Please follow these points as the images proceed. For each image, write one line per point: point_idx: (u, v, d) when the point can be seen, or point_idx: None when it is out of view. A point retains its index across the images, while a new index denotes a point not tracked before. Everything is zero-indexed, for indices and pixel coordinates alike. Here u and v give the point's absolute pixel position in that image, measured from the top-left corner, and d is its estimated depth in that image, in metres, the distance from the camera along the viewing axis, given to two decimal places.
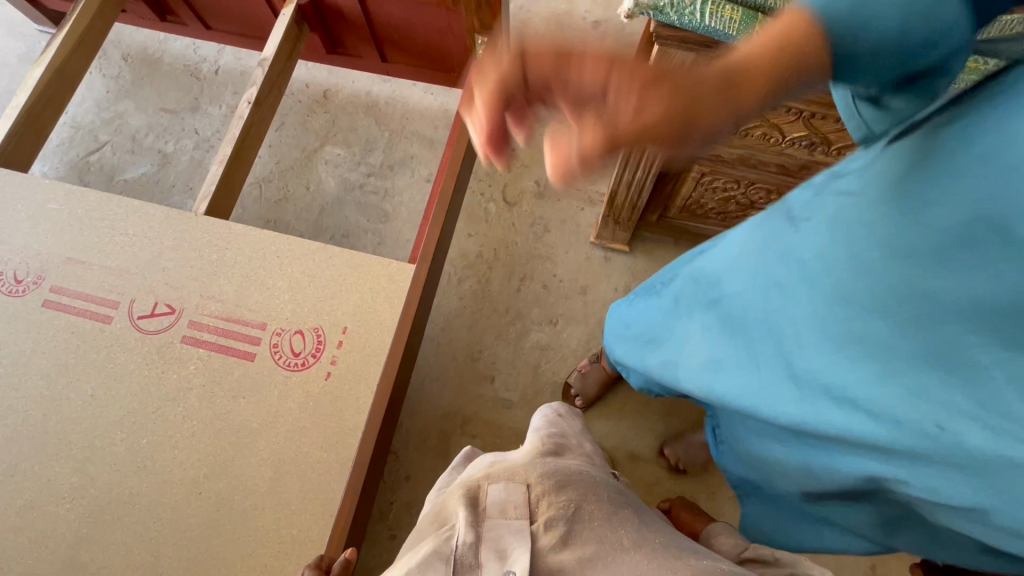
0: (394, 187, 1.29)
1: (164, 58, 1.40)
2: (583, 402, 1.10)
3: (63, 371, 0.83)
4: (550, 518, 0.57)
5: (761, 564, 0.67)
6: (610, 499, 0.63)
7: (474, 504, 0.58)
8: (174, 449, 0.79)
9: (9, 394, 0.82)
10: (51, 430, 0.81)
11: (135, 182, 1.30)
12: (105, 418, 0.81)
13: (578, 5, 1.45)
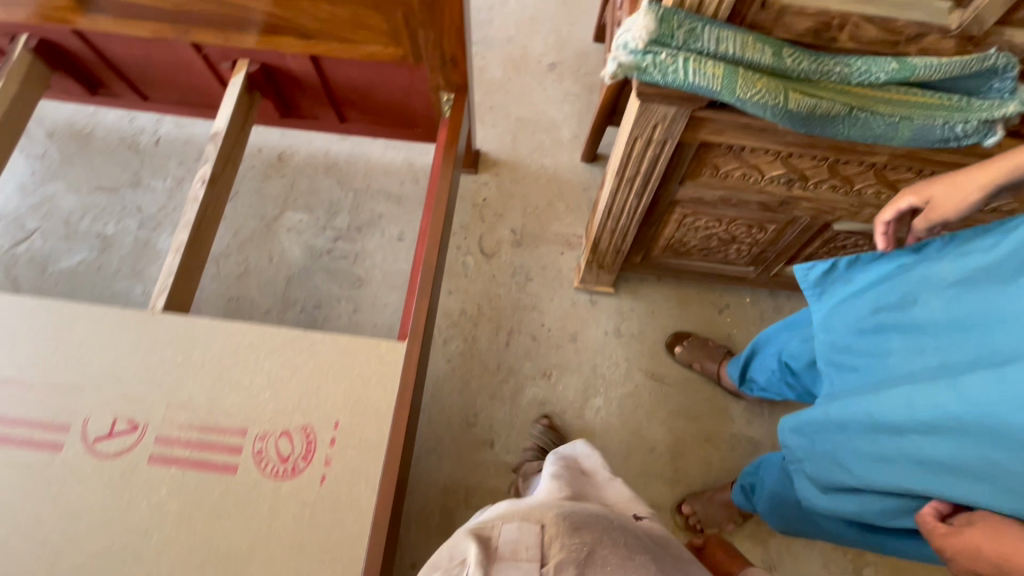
0: (365, 249, 1.23)
1: (96, 132, 1.30)
2: (682, 349, 1.14)
3: (9, 517, 0.72)
4: (560, 563, 0.58)
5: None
6: (627, 543, 0.62)
7: (488, 544, 0.60)
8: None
9: None
10: None
11: (74, 271, 1.19)
12: (62, 564, 0.70)
13: (532, 49, 1.45)
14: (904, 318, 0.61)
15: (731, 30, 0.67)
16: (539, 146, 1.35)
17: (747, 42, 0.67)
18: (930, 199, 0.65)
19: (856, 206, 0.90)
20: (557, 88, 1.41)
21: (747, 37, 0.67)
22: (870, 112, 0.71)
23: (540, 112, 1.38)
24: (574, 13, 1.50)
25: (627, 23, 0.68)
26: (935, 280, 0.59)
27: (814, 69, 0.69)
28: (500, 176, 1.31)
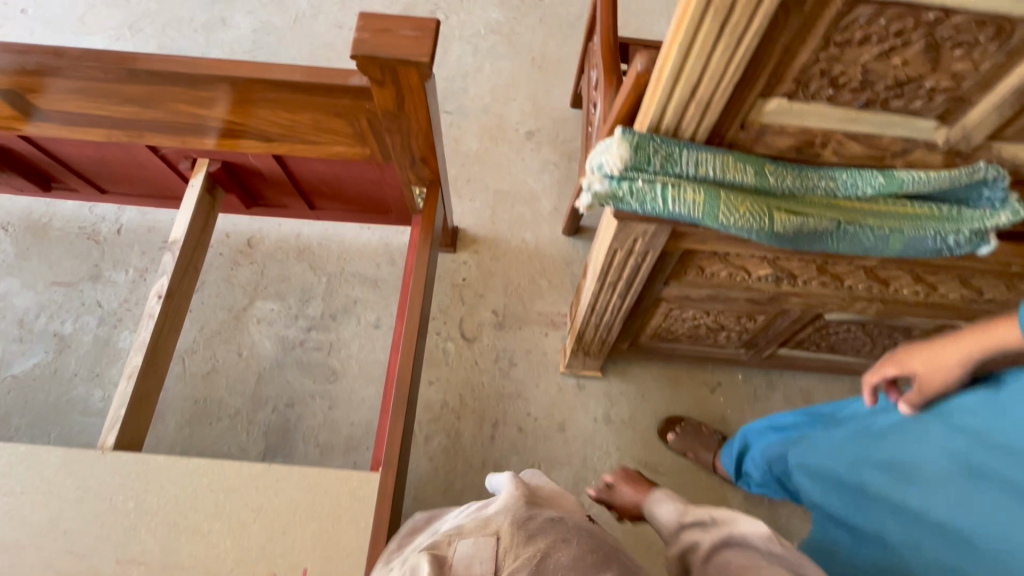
0: (340, 338, 1.17)
1: (54, 222, 1.24)
2: (676, 437, 1.09)
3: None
4: (515, 570, 0.46)
5: (700, 526, 0.68)
6: (585, 544, 0.50)
7: (439, 566, 0.49)
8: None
9: None
10: None
11: (28, 376, 1.12)
12: None
13: (508, 117, 1.43)
14: (896, 489, 0.59)
15: (711, 152, 0.63)
16: (518, 219, 1.31)
17: (729, 164, 0.63)
18: (912, 371, 0.63)
19: (848, 299, 0.87)
20: (535, 158, 1.38)
21: (729, 159, 0.63)
22: (859, 226, 0.68)
23: (519, 183, 1.35)
24: (549, 78, 1.48)
25: (601, 149, 0.64)
26: (928, 452, 0.58)
27: (799, 186, 0.66)
28: (479, 253, 1.27)
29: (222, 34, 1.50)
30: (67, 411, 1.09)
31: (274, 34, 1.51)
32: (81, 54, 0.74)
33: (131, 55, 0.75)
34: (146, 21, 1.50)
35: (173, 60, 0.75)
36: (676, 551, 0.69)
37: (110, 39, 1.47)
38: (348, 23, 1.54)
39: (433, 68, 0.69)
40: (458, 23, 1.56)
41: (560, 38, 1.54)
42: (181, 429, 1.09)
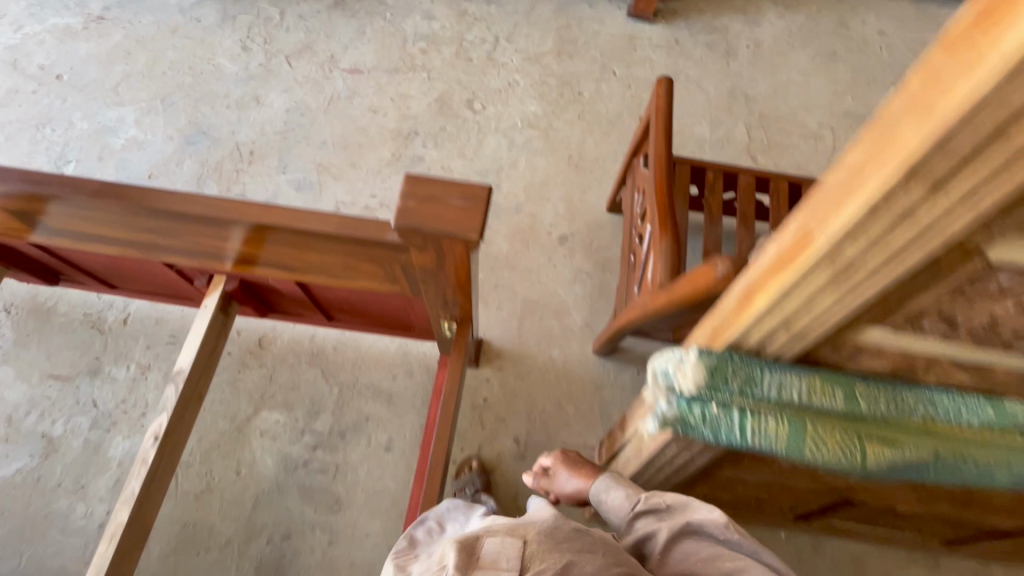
0: (347, 461, 1.08)
1: (59, 306, 1.18)
2: None
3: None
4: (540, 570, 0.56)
5: (654, 514, 0.71)
6: (606, 556, 0.59)
7: (470, 555, 0.59)
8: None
9: None
10: None
11: (9, 483, 1.04)
12: None
13: (541, 219, 1.37)
14: None
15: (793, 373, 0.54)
16: (546, 333, 1.23)
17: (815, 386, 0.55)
18: None
19: (926, 499, 0.76)
20: (567, 265, 1.31)
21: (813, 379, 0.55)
22: (966, 459, 0.59)
23: (549, 292, 1.28)
24: (585, 180, 1.43)
25: (672, 361, 0.57)
26: None
27: (897, 415, 0.57)
28: (503, 370, 1.19)
29: (254, 112, 1.47)
30: (43, 527, 1.00)
31: (308, 115, 1.47)
32: (98, 189, 0.69)
33: (152, 191, 0.69)
34: (179, 95, 1.48)
35: (196, 199, 0.70)
36: (630, 540, 0.72)
37: (141, 111, 1.44)
38: (383, 109, 1.50)
39: (481, 242, 0.62)
40: (496, 114, 1.52)
41: (599, 137, 1.50)
42: (165, 557, 1.00)
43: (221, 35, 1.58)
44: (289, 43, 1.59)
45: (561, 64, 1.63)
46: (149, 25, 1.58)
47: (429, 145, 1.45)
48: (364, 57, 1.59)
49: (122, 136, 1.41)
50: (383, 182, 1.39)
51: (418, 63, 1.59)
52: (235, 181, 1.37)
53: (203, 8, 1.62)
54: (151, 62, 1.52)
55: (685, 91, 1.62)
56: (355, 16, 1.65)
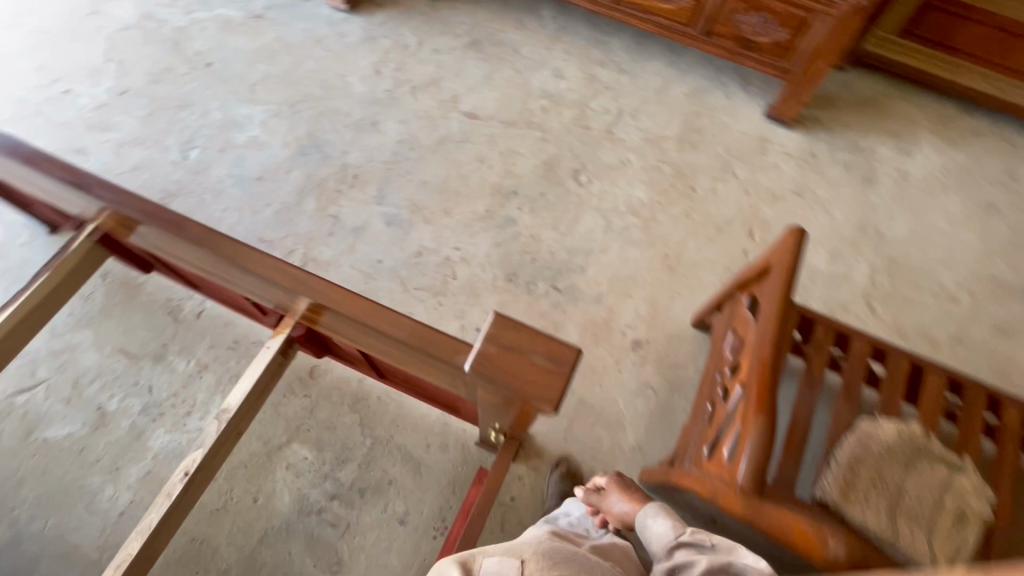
0: (359, 522, 1.05)
1: (147, 285, 1.24)
2: None
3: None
4: None
5: (696, 547, 0.74)
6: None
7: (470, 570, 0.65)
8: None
9: None
10: None
11: (56, 444, 1.09)
12: None
13: (619, 315, 1.29)
14: None
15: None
16: (593, 444, 1.15)
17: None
18: None
19: None
20: (634, 374, 1.22)
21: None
22: None
23: (607, 398, 1.19)
24: (675, 285, 1.34)
25: None
26: None
27: None
28: (539, 471, 1.11)
29: (368, 137, 1.50)
30: (74, 498, 1.04)
31: (416, 151, 1.49)
32: (202, 237, 0.70)
33: (251, 252, 0.69)
34: (307, 104, 1.53)
35: (290, 269, 0.70)
36: (666, 565, 0.75)
37: (269, 113, 1.51)
38: (489, 160, 1.49)
39: (556, 409, 0.56)
40: (600, 191, 1.46)
41: (702, 241, 1.41)
42: (166, 566, 1.00)
43: (359, 54, 1.63)
44: (419, 74, 1.61)
45: (680, 153, 1.54)
46: (298, 32, 1.66)
47: (524, 208, 1.42)
48: (485, 103, 1.58)
49: (247, 132, 1.47)
50: (470, 236, 1.37)
51: (535, 120, 1.56)
52: (333, 200, 1.39)
53: (350, 25, 1.69)
54: (290, 67, 1.59)
55: (808, 211, 1.48)
56: (487, 60, 1.65)
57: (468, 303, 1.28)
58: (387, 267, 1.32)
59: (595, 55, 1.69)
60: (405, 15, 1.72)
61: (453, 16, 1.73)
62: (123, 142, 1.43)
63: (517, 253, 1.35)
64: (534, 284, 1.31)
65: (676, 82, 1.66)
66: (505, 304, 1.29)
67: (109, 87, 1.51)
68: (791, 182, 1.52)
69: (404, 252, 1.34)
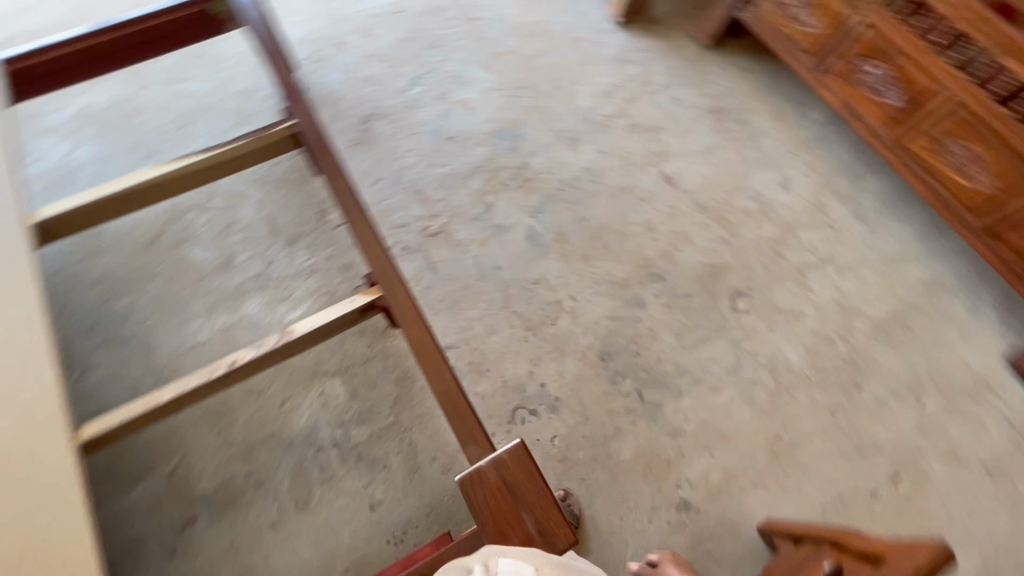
0: (341, 480, 1.10)
1: (318, 181, 1.38)
2: None
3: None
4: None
5: None
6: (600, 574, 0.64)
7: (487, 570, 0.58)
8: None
9: None
10: None
11: (190, 264, 1.28)
12: None
13: (684, 466, 1.15)
14: None
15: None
16: None
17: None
18: None
19: None
20: (661, 533, 1.10)
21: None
22: None
23: (619, 535, 1.10)
24: (766, 476, 1.15)
25: None
26: None
27: None
28: None
29: (561, 150, 1.47)
30: (175, 313, 1.23)
31: (595, 186, 1.42)
32: (343, 197, 0.85)
33: (368, 229, 0.83)
34: (528, 93, 1.55)
35: (393, 271, 0.82)
36: None
37: (493, 85, 1.55)
38: (658, 233, 1.37)
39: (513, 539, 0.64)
40: (748, 327, 1.28)
41: (825, 451, 1.17)
42: (196, 410, 1.13)
43: (601, 69, 1.59)
44: (643, 115, 1.53)
45: (867, 341, 1.28)
46: (561, 23, 1.67)
47: (660, 300, 1.30)
48: (690, 175, 1.45)
49: (465, 93, 1.54)
50: (592, 294, 1.29)
51: (729, 217, 1.40)
52: (497, 191, 1.40)
53: (611, 38, 1.65)
54: (535, 53, 1.61)
55: (986, 500, 1.15)
56: (719, 134, 1.51)
57: (550, 356, 1.22)
58: (503, 277, 1.30)
59: (837, 185, 1.45)
60: (667, 52, 1.63)
61: (712, 73, 1.59)
62: (371, 53, 1.58)
63: (625, 338, 1.25)
64: (621, 379, 1.21)
65: (914, 262, 1.36)
66: (582, 378, 1.21)
67: (388, 3, 1.67)
68: (986, 454, 1.18)
69: (526, 273, 1.31)
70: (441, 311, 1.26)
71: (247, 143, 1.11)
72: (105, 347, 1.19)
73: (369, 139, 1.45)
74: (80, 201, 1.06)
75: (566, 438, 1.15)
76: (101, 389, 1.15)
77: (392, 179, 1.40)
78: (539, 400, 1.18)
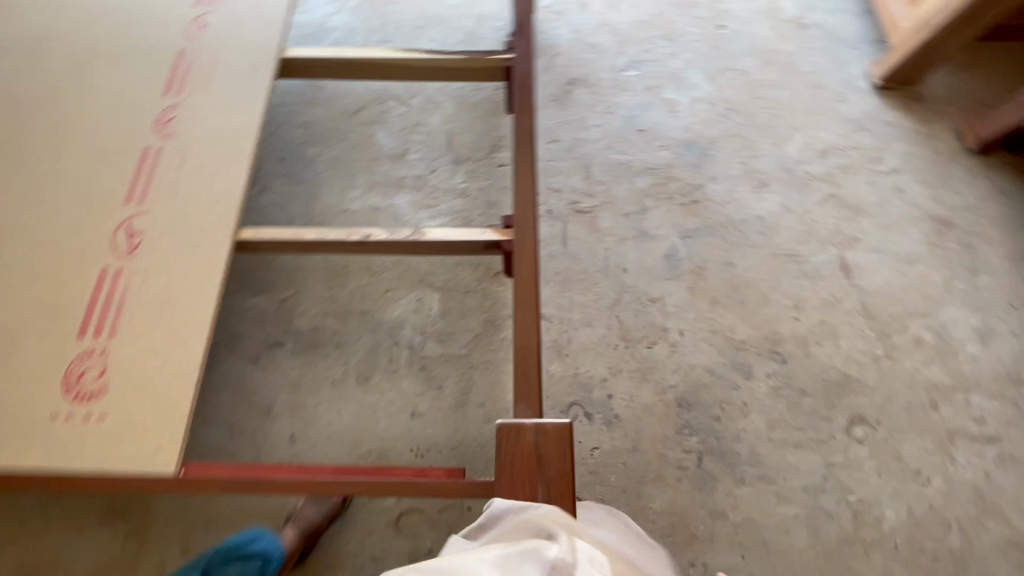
0: (400, 378, 1.20)
1: (504, 120, 1.45)
2: None
3: (82, 196, 1.01)
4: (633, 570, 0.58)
5: None
6: None
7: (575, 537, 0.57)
8: (5, 309, 0.93)
9: (67, 164, 1.04)
10: (33, 204, 1.00)
11: (372, 143, 1.43)
12: (44, 231, 0.98)
13: (707, 548, 1.06)
14: None
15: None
16: None
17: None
18: None
19: None
20: None
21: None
22: None
23: None
24: None
25: None
26: None
27: None
28: None
29: (744, 188, 1.37)
30: (343, 177, 1.39)
31: (761, 238, 1.31)
32: (521, 136, 0.87)
33: (528, 173, 0.84)
34: (738, 119, 1.45)
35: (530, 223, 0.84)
36: None
37: (707, 97, 1.48)
38: (804, 315, 1.24)
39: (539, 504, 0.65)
40: (851, 457, 1.12)
41: None
42: (322, 261, 1.29)
43: (829, 126, 1.44)
44: (852, 190, 1.36)
45: (988, 548, 1.06)
46: (811, 63, 1.52)
47: (769, 380, 1.18)
48: (872, 274, 1.27)
49: (676, 94, 1.48)
50: (701, 339, 1.22)
51: (892, 337, 1.21)
52: (659, 199, 1.36)
53: (858, 98, 1.47)
54: (766, 82, 1.50)
55: None
56: (930, 248, 1.29)
57: (630, 373, 1.19)
58: (624, 281, 1.27)
59: None
60: (915, 136, 1.42)
61: (958, 182, 1.36)
62: (606, 22, 1.58)
63: (712, 397, 1.17)
64: (689, 432, 1.14)
65: None
66: (650, 411, 1.16)
67: None
68: None
69: (647, 287, 1.26)
70: (553, 281, 1.27)
71: (467, 59, 1.19)
72: (283, 179, 1.39)
73: (566, 101, 1.47)
74: (320, 55, 1.22)
75: (606, 455, 1.12)
76: (266, 209, 1.35)
77: (568, 145, 1.42)
78: (599, 407, 1.16)
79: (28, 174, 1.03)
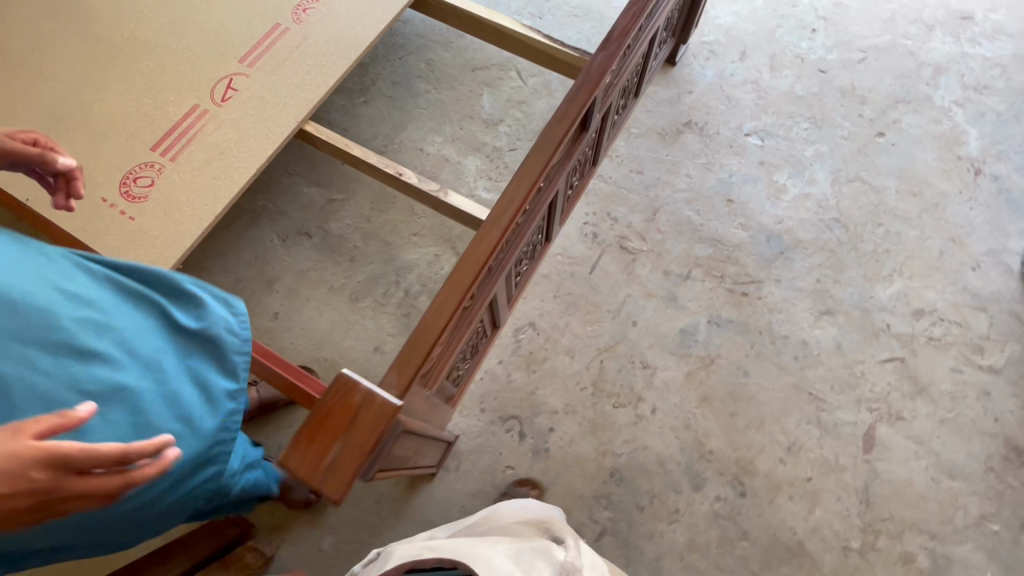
0: (385, 314, 1.26)
1: None
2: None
3: (214, 42, 1.16)
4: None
5: None
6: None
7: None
8: (118, 103, 1.11)
9: (217, 12, 1.20)
10: (179, 34, 1.18)
11: (476, 102, 1.48)
12: (174, 57, 1.15)
13: None
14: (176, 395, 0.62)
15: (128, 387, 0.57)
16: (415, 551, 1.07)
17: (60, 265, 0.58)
18: None
19: None
20: None
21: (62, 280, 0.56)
22: None
23: None
24: None
25: None
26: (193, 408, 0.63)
27: None
28: (397, 485, 1.11)
29: (805, 304, 1.23)
30: (435, 120, 1.46)
31: (793, 362, 1.18)
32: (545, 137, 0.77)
33: (532, 169, 0.75)
34: (842, 235, 1.29)
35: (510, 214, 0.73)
36: None
37: (820, 198, 1.33)
38: (791, 460, 1.10)
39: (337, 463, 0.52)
40: None
41: None
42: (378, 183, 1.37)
43: (942, 288, 1.23)
44: (928, 365, 1.16)
45: None
46: (962, 213, 1.30)
47: (716, 503, 1.07)
48: (896, 461, 1.09)
49: (789, 180, 1.35)
50: (671, 425, 1.13)
51: (878, 537, 1.04)
52: (708, 273, 1.26)
53: (996, 275, 1.24)
54: (897, 212, 1.31)
55: None
56: (983, 471, 1.08)
57: (583, 418, 1.14)
58: (627, 332, 1.21)
59: None
60: None
61: None
62: (758, 80, 1.47)
63: (648, 486, 1.09)
64: (606, 502, 1.08)
65: None
66: (580, 464, 1.11)
67: (824, 57, 1.49)
68: None
69: (645, 349, 1.19)
70: (560, 298, 1.24)
71: (576, 54, 1.16)
72: (386, 100, 1.48)
73: (672, 139, 1.40)
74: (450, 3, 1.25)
75: (517, 478, 1.10)
76: (360, 119, 1.46)
77: (649, 181, 1.35)
78: (535, 434, 1.13)
79: (188, 9, 1.20)
